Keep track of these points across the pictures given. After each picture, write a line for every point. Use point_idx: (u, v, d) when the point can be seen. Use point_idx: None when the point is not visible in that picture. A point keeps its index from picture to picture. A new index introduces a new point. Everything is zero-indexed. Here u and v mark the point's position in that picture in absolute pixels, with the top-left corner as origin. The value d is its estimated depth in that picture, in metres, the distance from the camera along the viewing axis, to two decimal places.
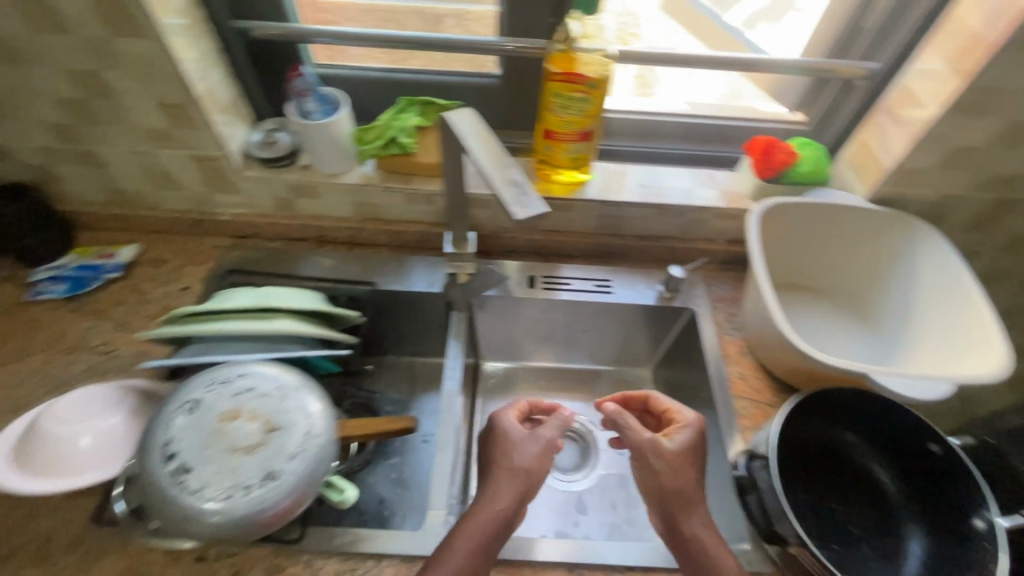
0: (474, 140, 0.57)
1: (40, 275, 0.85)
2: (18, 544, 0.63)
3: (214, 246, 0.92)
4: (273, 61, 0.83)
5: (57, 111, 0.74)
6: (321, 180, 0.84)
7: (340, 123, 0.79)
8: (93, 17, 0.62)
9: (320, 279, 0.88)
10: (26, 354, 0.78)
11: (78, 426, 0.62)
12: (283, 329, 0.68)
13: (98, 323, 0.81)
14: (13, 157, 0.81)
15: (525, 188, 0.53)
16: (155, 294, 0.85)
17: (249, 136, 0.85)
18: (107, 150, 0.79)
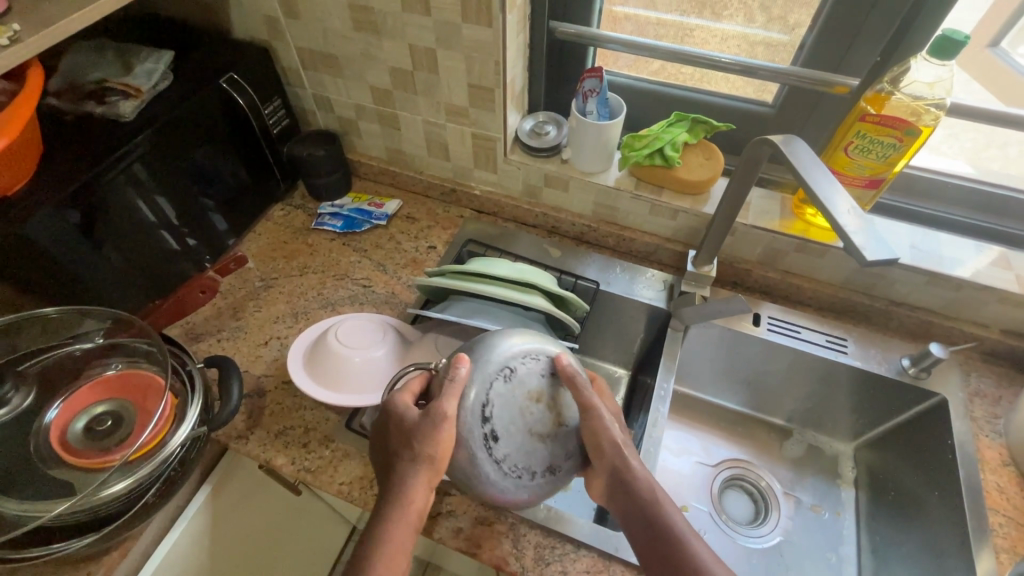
0: (799, 166, 0.57)
1: (325, 209, 1.00)
2: (285, 427, 0.74)
3: (457, 215, 1.02)
4: (562, 60, 0.90)
5: (386, 78, 0.87)
6: (576, 175, 0.89)
7: (615, 128, 0.83)
8: (456, 6, 0.72)
9: (548, 266, 0.92)
10: (307, 272, 0.92)
11: (355, 349, 0.72)
12: (536, 306, 0.72)
13: (362, 260, 0.94)
14: (335, 109, 0.97)
15: (869, 230, 0.51)
16: (407, 246, 0.97)
17: (521, 123, 0.92)
18: (408, 116, 0.92)
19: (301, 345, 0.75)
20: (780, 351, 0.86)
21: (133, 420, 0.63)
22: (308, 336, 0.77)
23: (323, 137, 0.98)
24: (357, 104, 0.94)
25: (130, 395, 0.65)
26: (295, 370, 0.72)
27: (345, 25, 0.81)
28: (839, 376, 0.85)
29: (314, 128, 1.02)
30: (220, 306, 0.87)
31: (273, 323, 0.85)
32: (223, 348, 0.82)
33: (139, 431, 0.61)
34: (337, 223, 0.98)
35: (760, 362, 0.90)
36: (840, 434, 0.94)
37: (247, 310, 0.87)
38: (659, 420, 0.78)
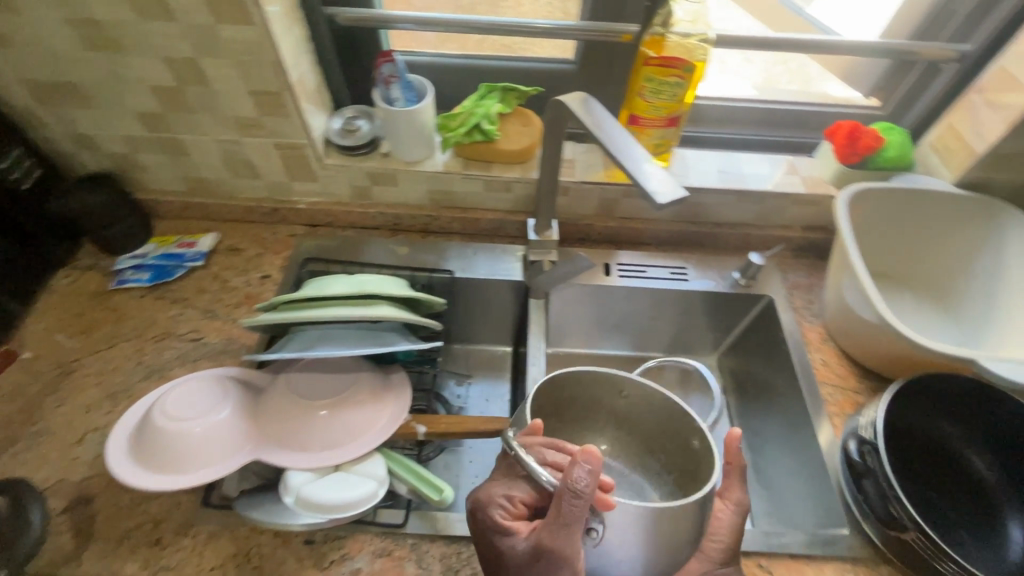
0: (588, 122, 0.58)
1: (124, 263, 0.85)
2: (130, 528, 0.63)
3: (290, 234, 0.92)
4: (355, 44, 0.84)
5: (151, 100, 0.74)
6: (401, 167, 0.84)
7: (426, 112, 0.79)
8: (202, 4, 0.63)
9: (396, 266, 0.88)
10: (118, 342, 0.79)
11: (193, 419, 0.63)
12: (388, 316, 0.68)
13: (185, 310, 0.82)
14: (101, 146, 0.81)
15: (661, 175, 0.53)
16: (238, 282, 0.86)
17: (329, 123, 0.85)
18: (195, 138, 0.80)
19: (126, 427, 0.65)
20: (636, 293, 0.91)
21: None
22: (138, 415, 0.66)
23: (93, 181, 0.83)
24: (126, 135, 0.79)
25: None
26: (118, 459, 0.62)
27: (74, 45, 0.67)
28: (689, 301, 0.92)
29: (82, 171, 0.86)
30: (7, 411, 0.71)
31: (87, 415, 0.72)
32: (26, 464, 0.67)
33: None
34: (143, 277, 0.84)
35: (623, 307, 0.94)
36: (703, 349, 1.00)
37: (47, 408, 0.72)
38: (535, 387, 0.78)
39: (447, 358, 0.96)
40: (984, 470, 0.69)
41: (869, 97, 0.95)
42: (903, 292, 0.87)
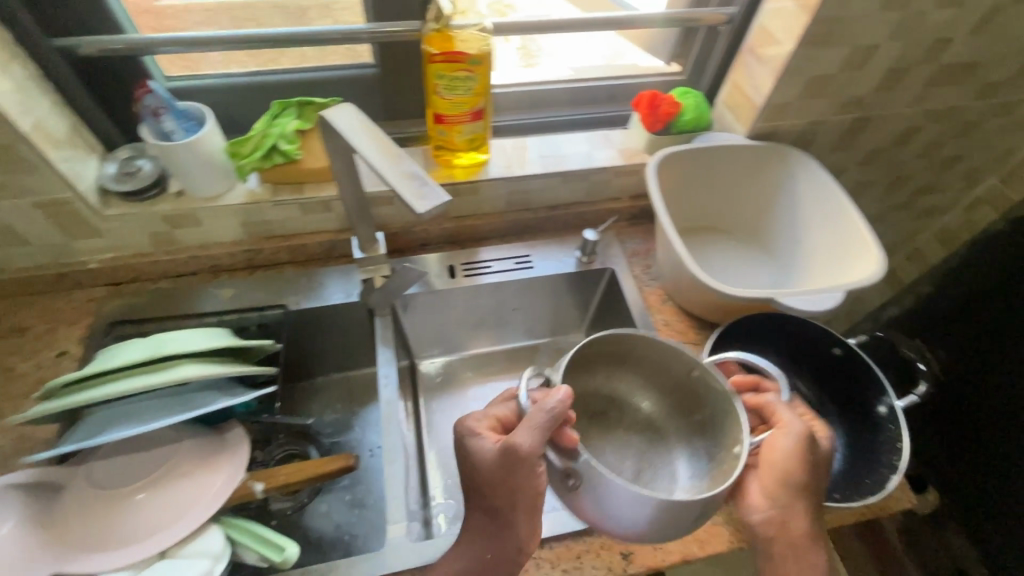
0: (356, 131, 0.88)
1: None
2: None
3: (85, 299, 1.20)
4: (98, 75, 1.11)
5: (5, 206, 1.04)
6: (197, 204, 1.14)
7: (203, 140, 1.06)
8: None
9: (220, 312, 1.20)
10: None
11: None
12: (183, 375, 0.90)
13: None
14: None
15: (422, 180, 0.80)
16: (25, 368, 1.10)
17: (104, 168, 1.14)
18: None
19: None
20: (491, 287, 1.27)
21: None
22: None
23: None
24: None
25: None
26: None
27: None
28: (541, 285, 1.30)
29: None
30: None
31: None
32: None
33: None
34: None
35: (466, 305, 1.30)
36: (571, 326, 1.41)
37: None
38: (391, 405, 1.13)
39: (323, 387, 1.36)
40: (806, 390, 1.21)
41: (672, 65, 1.52)
42: (708, 235, 1.46)
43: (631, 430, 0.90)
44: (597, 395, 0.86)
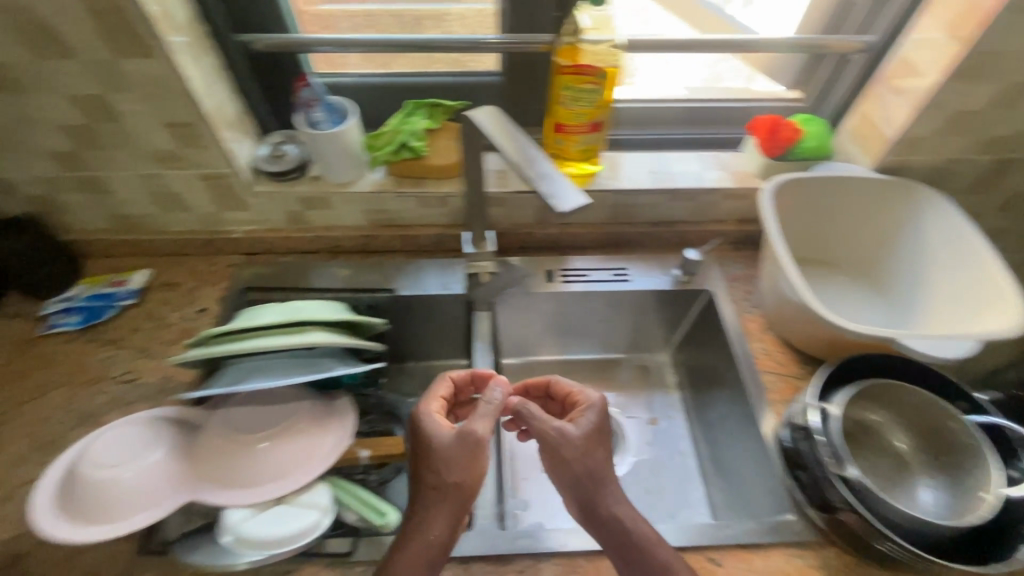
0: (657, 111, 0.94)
1: (51, 309, 0.82)
2: None
3: (227, 265, 0.90)
4: (280, 73, 0.81)
5: (240, 145, 0.78)
6: (332, 190, 0.83)
7: (349, 132, 0.78)
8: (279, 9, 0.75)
9: (338, 289, 0.87)
10: (74, 403, 0.74)
11: (122, 466, 0.60)
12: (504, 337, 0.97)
13: (117, 352, 0.79)
14: (16, 189, 0.78)
15: (832, 169, 0.84)
16: (173, 318, 0.83)
17: (255, 150, 0.82)
18: (177, 175, 0.78)
19: (118, 470, 0.59)
20: None
21: (439, 501, 0.55)
22: (92, 469, 0.59)
23: (19, 227, 0.80)
24: (150, 190, 0.80)
25: (455, 474, 0.56)
26: (100, 513, 0.58)
27: None
28: None
29: (72, 209, 0.83)
30: None
31: (70, 480, 0.60)
32: (85, 562, 0.62)
33: (446, 508, 0.55)
34: (73, 320, 0.81)
35: None
36: None
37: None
38: None
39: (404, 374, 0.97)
40: None
41: None
42: None
43: (970, 458, 0.64)
44: (897, 396, 0.69)
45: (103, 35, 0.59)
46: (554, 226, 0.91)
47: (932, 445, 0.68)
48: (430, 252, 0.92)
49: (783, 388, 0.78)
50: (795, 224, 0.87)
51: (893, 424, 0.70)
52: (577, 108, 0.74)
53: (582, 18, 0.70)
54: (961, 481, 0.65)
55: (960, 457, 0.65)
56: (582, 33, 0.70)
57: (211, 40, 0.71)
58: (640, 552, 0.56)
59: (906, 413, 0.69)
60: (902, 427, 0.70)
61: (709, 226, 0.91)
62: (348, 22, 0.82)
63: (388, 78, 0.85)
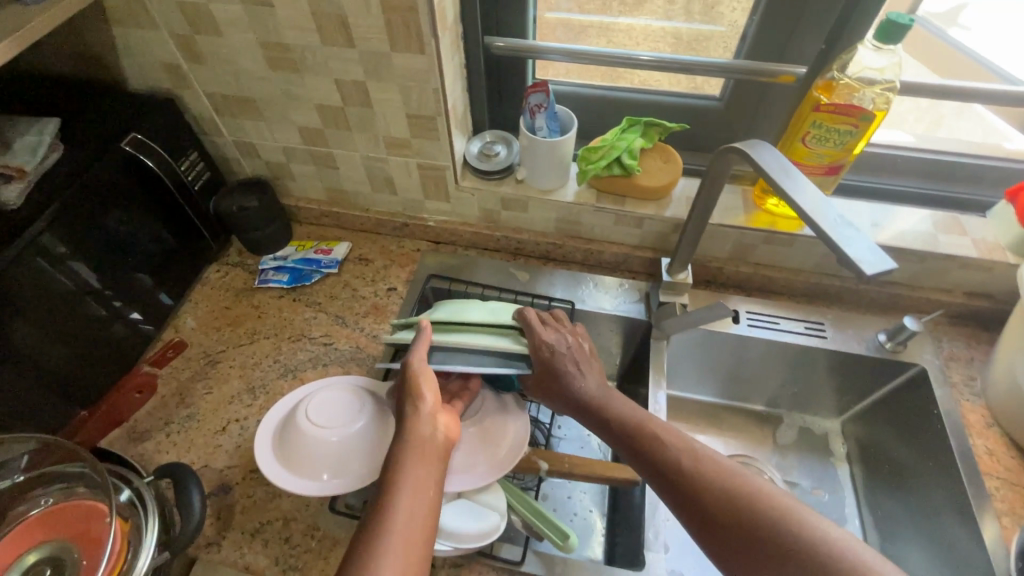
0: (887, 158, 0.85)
1: (267, 264, 0.91)
2: (265, 522, 0.66)
3: (414, 249, 0.94)
4: (504, 76, 0.84)
5: (460, 141, 0.81)
6: (534, 195, 0.83)
7: (567, 143, 0.78)
8: (524, 15, 0.77)
9: (516, 291, 0.88)
10: (280, 355, 0.81)
11: (326, 429, 0.63)
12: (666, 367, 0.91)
13: (318, 315, 0.86)
14: (261, 154, 0.87)
15: None
16: (365, 291, 0.88)
17: (468, 146, 0.85)
18: (399, 161, 0.82)
19: (326, 432, 0.63)
20: None
21: (406, 465, 0.52)
22: (306, 425, 0.64)
23: (256, 188, 0.89)
24: (370, 171, 0.85)
25: (416, 435, 0.54)
26: (308, 469, 0.62)
27: None
28: None
29: (299, 179, 0.91)
30: (170, 396, 0.77)
31: (285, 430, 0.65)
32: (283, 506, 0.67)
33: (411, 467, 0.52)
34: (283, 278, 0.89)
35: None
36: None
37: (196, 394, 0.77)
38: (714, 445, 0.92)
39: None
40: None
41: None
42: None
43: None
44: None
45: (389, 30, 0.64)
46: (748, 265, 0.85)
47: None
48: (609, 269, 0.90)
49: (1010, 499, 0.68)
50: None
51: None
52: (820, 148, 0.69)
53: (864, 54, 0.64)
54: None
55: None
56: (849, 68, 0.66)
57: (462, 40, 0.75)
58: (697, 473, 0.53)
59: None
60: None
61: (930, 295, 0.81)
62: (581, 33, 0.82)
63: (609, 90, 0.85)
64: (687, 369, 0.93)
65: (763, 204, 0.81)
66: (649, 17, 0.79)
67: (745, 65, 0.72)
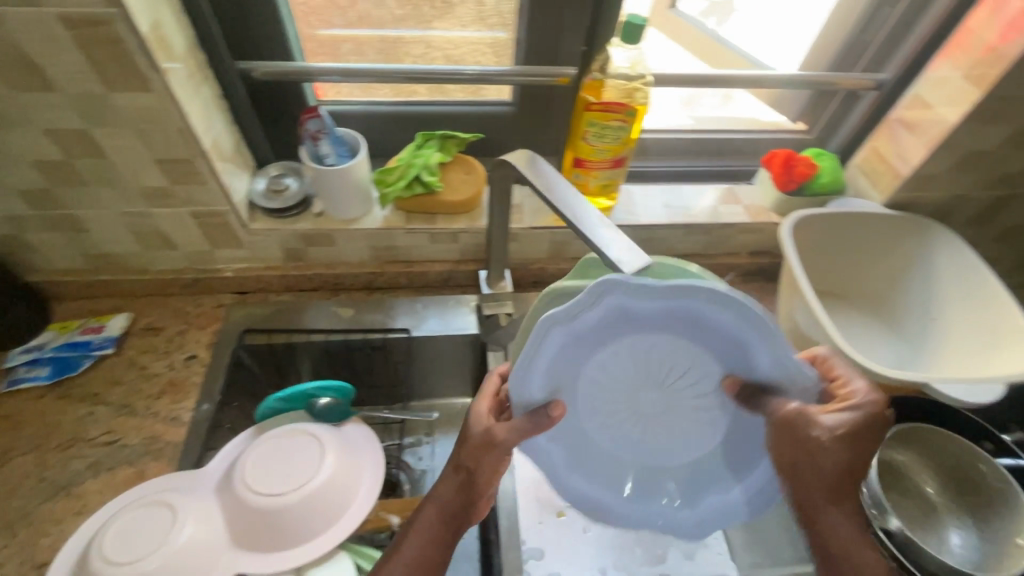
0: (668, 134, 0.92)
1: (16, 361, 0.73)
2: None
3: (216, 306, 0.83)
4: (276, 102, 0.76)
5: (236, 180, 0.72)
6: (337, 227, 0.77)
7: (358, 169, 0.73)
8: (281, 35, 0.70)
9: (340, 332, 0.81)
10: (48, 471, 0.66)
11: (140, 559, 0.57)
12: None
13: (96, 409, 0.71)
14: None
15: (843, 200, 0.84)
16: (158, 367, 0.75)
17: (253, 185, 0.77)
18: (165, 213, 0.71)
19: (141, 562, 0.56)
20: None
21: (427, 517, 0.53)
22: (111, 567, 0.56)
23: None
24: (133, 228, 0.72)
25: (445, 493, 0.54)
26: None
27: None
28: None
29: (41, 250, 0.74)
30: None
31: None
32: None
33: (435, 525, 0.53)
34: (41, 374, 0.72)
35: None
36: None
37: None
38: None
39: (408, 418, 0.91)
40: None
41: None
42: None
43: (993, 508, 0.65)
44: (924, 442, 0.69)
45: (95, 67, 0.53)
46: (567, 260, 0.88)
47: (962, 489, 0.68)
48: (438, 288, 0.87)
49: None
50: (812, 261, 0.85)
51: (917, 464, 0.70)
52: (602, 145, 0.72)
53: (614, 52, 0.68)
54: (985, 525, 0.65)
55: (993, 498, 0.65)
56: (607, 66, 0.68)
57: (209, 68, 0.66)
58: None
59: (929, 454, 0.70)
60: (931, 472, 0.70)
61: (723, 259, 0.91)
62: (355, 47, 0.77)
63: (396, 107, 0.81)
64: None
65: None
66: (431, 25, 0.78)
67: (523, 70, 0.74)
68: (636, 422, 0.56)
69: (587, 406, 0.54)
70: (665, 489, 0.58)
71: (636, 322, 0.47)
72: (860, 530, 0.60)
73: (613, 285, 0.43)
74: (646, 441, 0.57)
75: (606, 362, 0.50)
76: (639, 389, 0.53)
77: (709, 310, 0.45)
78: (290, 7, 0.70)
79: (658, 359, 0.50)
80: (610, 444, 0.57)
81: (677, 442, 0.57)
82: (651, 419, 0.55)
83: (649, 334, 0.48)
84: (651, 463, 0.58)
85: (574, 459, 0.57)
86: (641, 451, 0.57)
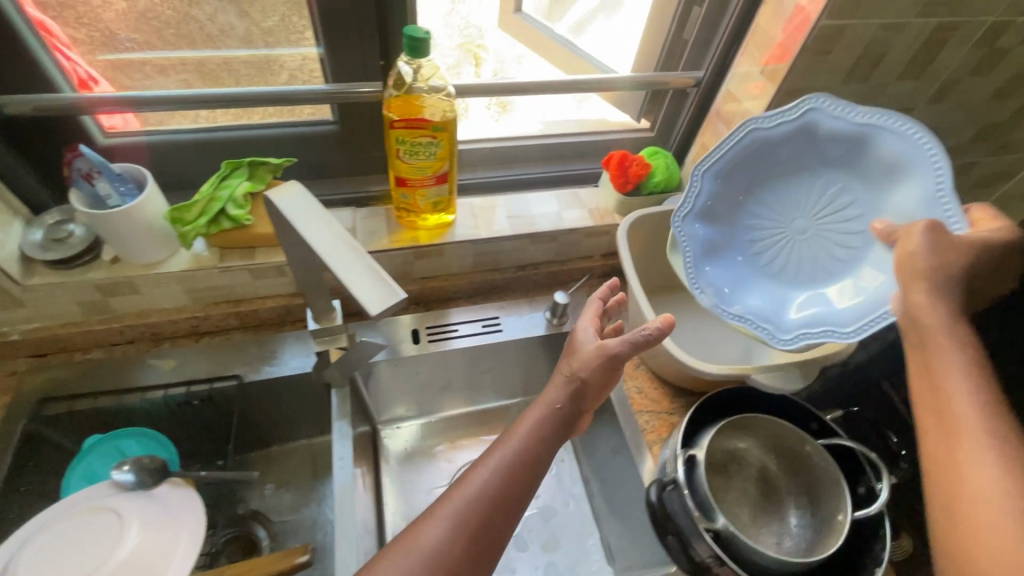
0: (513, 140, 0.90)
1: None
2: None
3: (8, 374, 0.72)
4: (44, 140, 0.67)
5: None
6: (137, 273, 0.69)
7: (145, 208, 0.65)
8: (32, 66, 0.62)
9: (160, 386, 0.73)
10: None
11: None
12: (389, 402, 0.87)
13: None
14: None
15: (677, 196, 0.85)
16: None
17: (27, 235, 0.67)
18: None
19: None
20: None
21: (546, 421, 0.58)
22: None
23: None
24: None
25: (559, 396, 0.59)
26: None
27: None
28: None
29: None
30: None
31: None
32: None
33: (535, 440, 0.57)
34: None
35: None
36: None
37: None
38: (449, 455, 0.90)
39: (262, 466, 0.84)
40: None
41: None
42: None
43: (817, 491, 0.68)
44: (759, 432, 0.71)
45: None
46: (415, 281, 0.85)
47: (796, 471, 0.71)
48: (277, 324, 0.82)
49: (658, 427, 0.78)
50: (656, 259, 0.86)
51: (756, 450, 0.73)
52: (417, 162, 0.69)
53: (401, 67, 0.65)
54: (812, 508, 0.68)
55: (817, 478, 0.68)
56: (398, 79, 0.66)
57: None
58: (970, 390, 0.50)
59: (767, 440, 0.72)
60: (769, 456, 0.72)
61: (577, 264, 0.90)
62: (139, 74, 0.69)
63: (207, 132, 0.73)
64: (399, 395, 0.87)
65: (403, 221, 0.80)
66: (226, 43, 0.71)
67: (333, 89, 0.70)
68: (787, 265, 0.69)
69: (767, 232, 0.70)
70: (796, 314, 0.66)
71: (831, 150, 0.66)
72: (691, 535, 0.61)
73: (813, 100, 0.64)
74: (799, 271, 0.69)
75: (802, 187, 0.69)
76: (818, 224, 0.68)
77: (891, 138, 0.61)
78: (42, 33, 0.62)
79: (860, 193, 0.66)
80: (800, 276, 0.68)
81: (849, 274, 0.65)
82: (823, 256, 0.68)
83: (835, 165, 0.67)
84: (830, 291, 0.66)
85: (779, 280, 0.70)
86: (791, 279, 0.69)
